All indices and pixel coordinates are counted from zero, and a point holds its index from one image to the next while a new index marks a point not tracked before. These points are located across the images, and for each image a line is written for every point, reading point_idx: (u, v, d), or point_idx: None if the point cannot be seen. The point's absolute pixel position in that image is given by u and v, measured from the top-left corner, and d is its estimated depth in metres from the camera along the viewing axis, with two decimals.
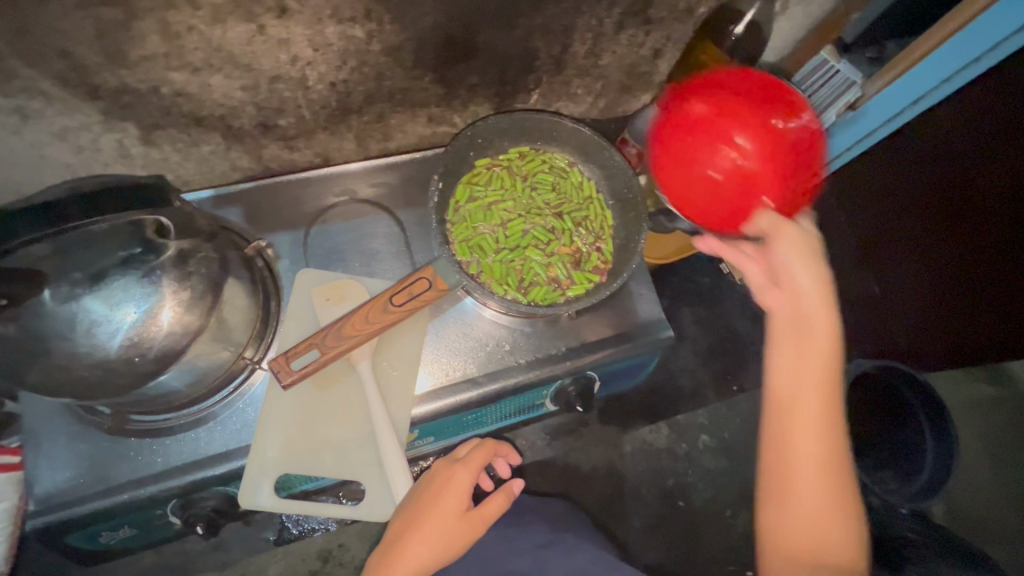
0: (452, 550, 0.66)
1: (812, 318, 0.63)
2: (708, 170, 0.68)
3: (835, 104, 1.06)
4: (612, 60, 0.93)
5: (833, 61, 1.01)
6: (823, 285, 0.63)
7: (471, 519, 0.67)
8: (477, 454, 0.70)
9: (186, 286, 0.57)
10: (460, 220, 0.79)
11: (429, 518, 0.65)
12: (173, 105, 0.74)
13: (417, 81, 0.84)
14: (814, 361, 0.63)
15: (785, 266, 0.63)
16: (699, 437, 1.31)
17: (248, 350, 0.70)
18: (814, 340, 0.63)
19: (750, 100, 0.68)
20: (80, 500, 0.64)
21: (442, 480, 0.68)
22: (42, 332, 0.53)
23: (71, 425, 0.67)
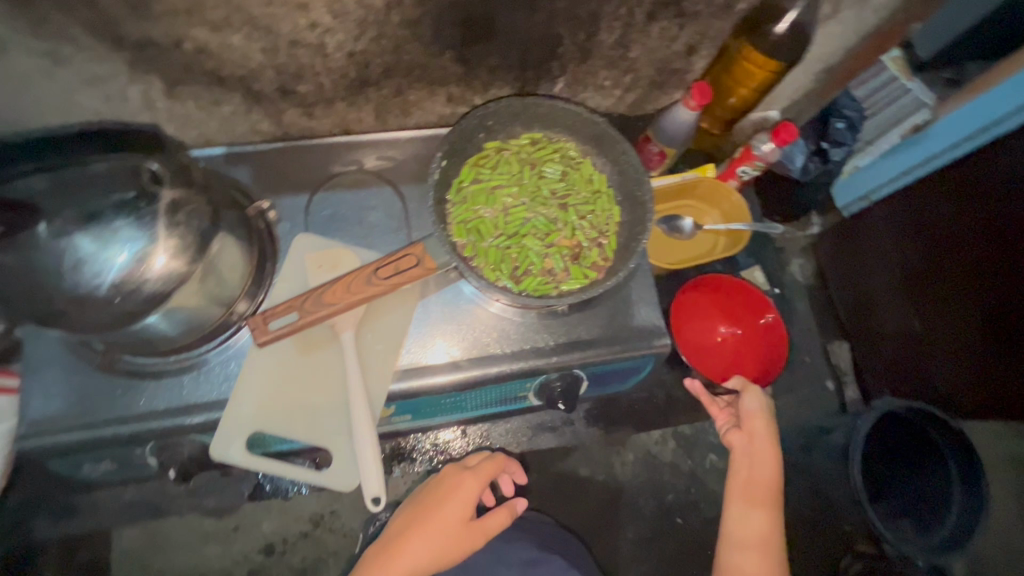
0: (450, 552, 0.73)
1: (761, 454, 0.87)
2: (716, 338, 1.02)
3: (898, 124, 1.12)
4: (642, 53, 0.89)
5: (903, 79, 1.09)
6: (771, 433, 0.88)
7: (472, 529, 0.74)
8: (486, 464, 0.79)
9: (175, 235, 0.60)
10: (461, 201, 0.78)
11: (435, 517, 0.74)
12: (194, 61, 0.76)
13: (437, 58, 0.83)
14: (762, 477, 0.86)
15: (748, 420, 0.89)
16: (705, 456, 1.27)
17: (240, 304, 0.71)
18: (763, 471, 0.87)
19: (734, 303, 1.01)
20: (64, 429, 0.67)
21: (452, 485, 0.77)
22: (37, 262, 0.57)
23: (66, 356, 0.70)
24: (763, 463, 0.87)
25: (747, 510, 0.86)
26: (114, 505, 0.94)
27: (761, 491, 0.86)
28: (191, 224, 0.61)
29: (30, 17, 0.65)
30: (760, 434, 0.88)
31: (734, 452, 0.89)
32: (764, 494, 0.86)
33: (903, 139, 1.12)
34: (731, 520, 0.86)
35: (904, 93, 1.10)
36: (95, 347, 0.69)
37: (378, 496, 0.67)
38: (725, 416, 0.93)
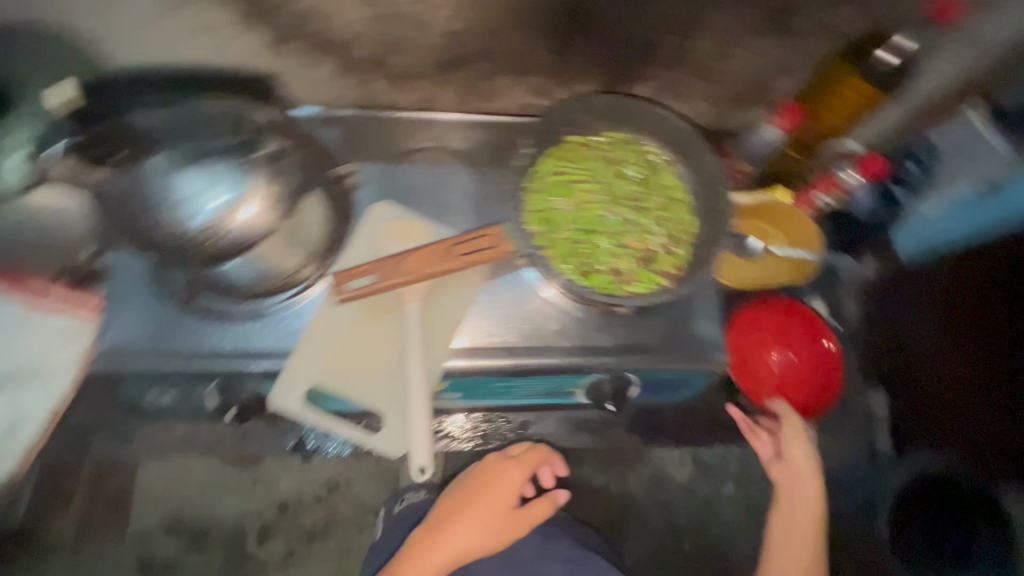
0: (494, 536, 0.75)
1: (803, 484, 0.91)
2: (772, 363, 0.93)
3: (971, 169, 0.92)
4: (735, 66, 0.88)
5: (980, 124, 0.89)
6: (812, 460, 0.91)
7: (516, 516, 0.76)
8: (530, 454, 0.81)
9: (269, 190, 0.73)
10: (541, 189, 0.77)
11: (479, 501, 0.77)
12: (301, 21, 0.77)
13: (531, 47, 0.84)
14: (804, 497, 0.91)
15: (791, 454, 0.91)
16: None
17: (309, 267, 0.72)
18: (804, 491, 0.91)
19: (795, 324, 0.95)
20: (140, 356, 0.70)
21: (497, 472, 0.79)
22: (156, 188, 0.72)
23: (146, 288, 0.72)
24: (804, 487, 0.91)
25: (786, 528, 0.91)
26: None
27: (802, 515, 0.90)
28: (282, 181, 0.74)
29: None
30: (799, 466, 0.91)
31: (777, 484, 0.93)
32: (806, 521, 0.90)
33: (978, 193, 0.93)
34: (776, 529, 0.92)
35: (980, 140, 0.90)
36: (176, 283, 0.72)
37: (425, 466, 0.68)
38: (766, 444, 0.95)
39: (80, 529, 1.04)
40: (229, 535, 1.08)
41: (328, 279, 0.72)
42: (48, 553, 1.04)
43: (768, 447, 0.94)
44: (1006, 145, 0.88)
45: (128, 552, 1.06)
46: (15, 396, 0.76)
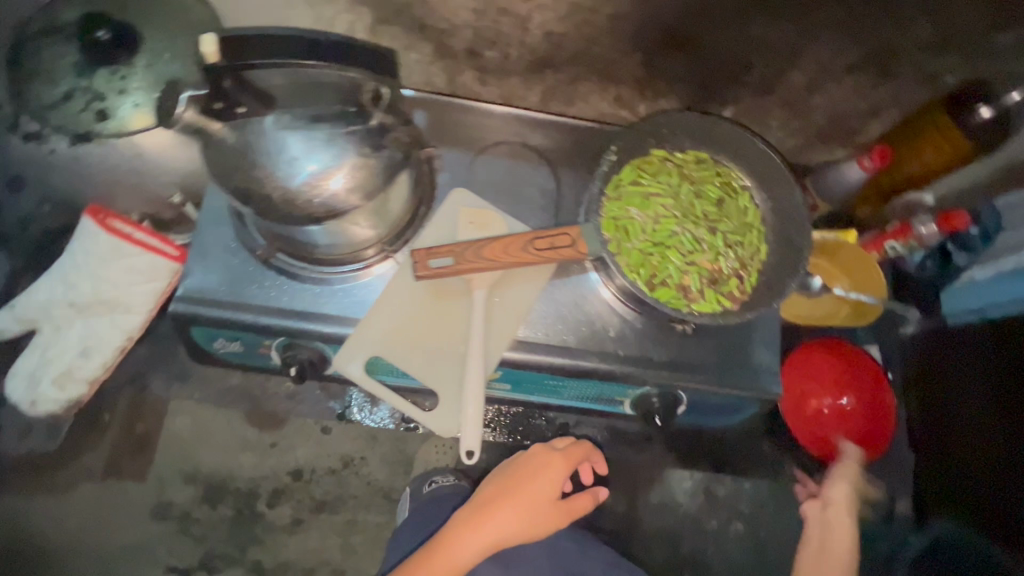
0: (535, 526, 0.75)
1: (838, 524, 0.85)
2: (821, 407, 0.93)
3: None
4: (822, 101, 0.88)
5: None
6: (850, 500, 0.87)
7: (560, 507, 0.77)
8: (574, 449, 0.82)
9: (368, 157, 0.63)
10: (617, 197, 0.79)
11: (523, 488, 0.77)
12: (408, 5, 0.79)
13: (624, 57, 0.84)
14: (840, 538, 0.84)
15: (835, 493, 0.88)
16: None
17: (371, 249, 0.75)
18: (839, 528, 0.85)
19: (852, 371, 0.94)
20: (215, 302, 0.73)
21: (543, 462, 0.80)
22: (253, 144, 0.62)
23: (230, 240, 0.75)
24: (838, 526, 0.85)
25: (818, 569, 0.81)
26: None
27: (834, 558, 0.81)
28: (386, 151, 0.64)
29: None
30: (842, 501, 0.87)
31: (809, 520, 0.89)
32: (840, 561, 0.81)
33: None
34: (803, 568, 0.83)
35: None
36: (257, 238, 0.74)
37: (473, 450, 0.69)
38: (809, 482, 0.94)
39: (106, 465, 1.06)
40: (241, 495, 1.07)
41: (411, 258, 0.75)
42: (69, 484, 1.05)
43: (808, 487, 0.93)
44: None
45: (144, 496, 1.05)
46: (89, 323, 0.82)
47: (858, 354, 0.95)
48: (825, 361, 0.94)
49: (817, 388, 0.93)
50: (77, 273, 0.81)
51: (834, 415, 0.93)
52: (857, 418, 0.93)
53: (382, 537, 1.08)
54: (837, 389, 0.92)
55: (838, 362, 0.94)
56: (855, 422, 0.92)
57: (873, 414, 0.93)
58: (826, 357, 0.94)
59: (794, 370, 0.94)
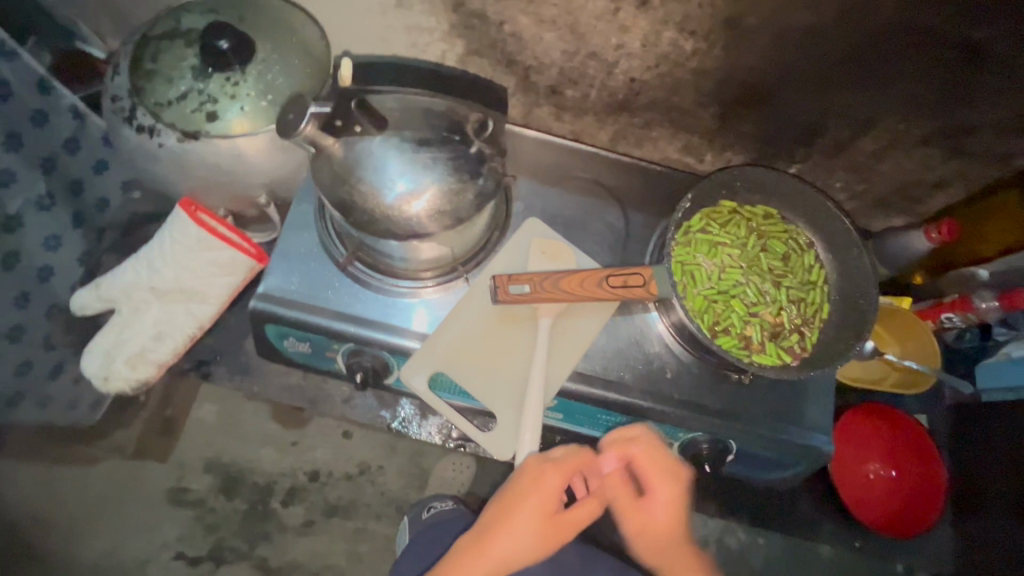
0: (536, 549, 0.67)
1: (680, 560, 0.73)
2: (866, 473, 0.95)
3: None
4: (891, 169, 0.89)
5: None
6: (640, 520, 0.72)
7: (560, 520, 0.68)
8: (572, 460, 0.68)
9: (460, 186, 0.67)
10: (687, 242, 0.81)
11: (517, 512, 0.67)
12: (502, 41, 0.83)
13: (700, 109, 0.87)
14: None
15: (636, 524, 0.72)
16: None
17: (428, 275, 0.78)
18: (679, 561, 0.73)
19: (904, 446, 0.95)
20: (293, 303, 0.76)
21: (533, 477, 0.68)
22: (353, 159, 0.66)
23: (315, 244, 0.79)
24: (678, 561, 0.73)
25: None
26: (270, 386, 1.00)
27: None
28: (479, 182, 0.68)
29: None
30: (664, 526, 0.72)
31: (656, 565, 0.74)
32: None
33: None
34: None
35: None
36: (340, 246, 0.78)
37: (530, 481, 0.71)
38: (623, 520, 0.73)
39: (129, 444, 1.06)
40: (258, 488, 1.08)
41: (487, 283, 0.78)
42: (95, 456, 1.07)
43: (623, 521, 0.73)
44: None
45: (164, 477, 1.08)
46: (167, 308, 0.89)
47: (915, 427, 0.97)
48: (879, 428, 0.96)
49: (865, 452, 0.95)
50: (161, 259, 0.87)
51: (877, 485, 0.95)
52: (900, 493, 0.94)
53: (391, 548, 1.08)
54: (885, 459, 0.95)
55: (892, 431, 0.96)
56: (897, 496, 0.94)
57: (918, 492, 0.94)
58: (882, 422, 0.96)
59: (849, 432, 0.96)
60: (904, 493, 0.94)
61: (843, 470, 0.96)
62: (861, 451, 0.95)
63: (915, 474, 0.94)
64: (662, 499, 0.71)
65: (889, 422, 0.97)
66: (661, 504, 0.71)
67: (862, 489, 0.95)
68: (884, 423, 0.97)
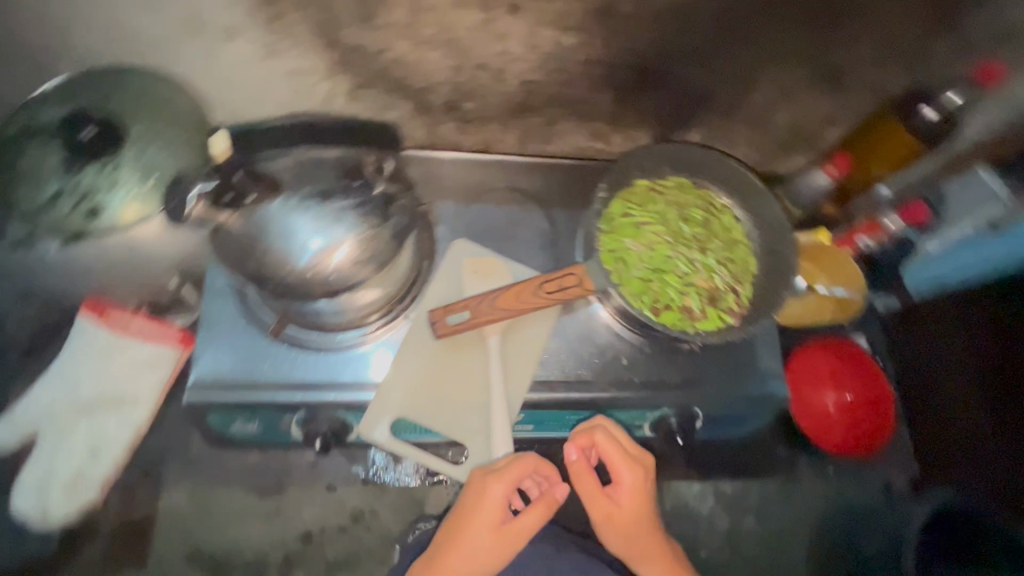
0: (491, 559, 0.68)
1: (642, 541, 0.75)
2: (825, 403, 1.00)
3: (973, 213, 0.95)
4: (784, 117, 0.93)
5: (982, 172, 0.94)
6: (607, 506, 0.75)
7: (507, 531, 0.68)
8: (513, 467, 0.69)
9: (371, 230, 0.65)
10: (612, 230, 0.82)
11: (467, 528, 0.68)
12: (387, 70, 0.80)
13: (597, 97, 0.88)
14: (649, 551, 0.75)
15: (602, 511, 0.75)
16: (757, 525, 1.12)
17: (374, 317, 0.75)
18: (639, 540, 0.75)
19: (852, 369, 1.00)
20: (229, 387, 0.72)
21: (477, 491, 0.69)
22: (260, 228, 0.64)
23: (238, 320, 0.75)
24: (639, 541, 0.75)
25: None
26: (231, 468, 0.98)
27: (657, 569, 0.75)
28: (395, 219, 0.66)
29: (269, 14, 0.72)
30: (628, 510, 0.75)
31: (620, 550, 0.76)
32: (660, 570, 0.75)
33: (982, 232, 0.95)
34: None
35: (977, 186, 0.95)
36: (266, 315, 0.74)
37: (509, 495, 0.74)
38: (596, 508, 0.76)
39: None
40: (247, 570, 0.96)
41: (426, 316, 0.76)
42: None
43: (594, 510, 0.76)
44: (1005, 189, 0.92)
45: None
46: (92, 424, 0.84)
47: (856, 349, 1.03)
48: (827, 356, 1.01)
49: (819, 384, 1.00)
50: (81, 374, 0.84)
51: (836, 412, 1.00)
52: (857, 415, 1.00)
53: None
54: (838, 386, 1.00)
55: (837, 358, 1.01)
56: (856, 418, 0.99)
57: (871, 409, 1.00)
58: (827, 350, 1.01)
59: (800, 365, 1.01)
60: (861, 413, 1.00)
61: (802, 404, 1.01)
62: (814, 382, 1.00)
63: (863, 394, 1.00)
64: (627, 484, 0.76)
65: (834, 349, 1.02)
66: (627, 489, 0.76)
67: (822, 420, 1.00)
68: (828, 351, 1.01)
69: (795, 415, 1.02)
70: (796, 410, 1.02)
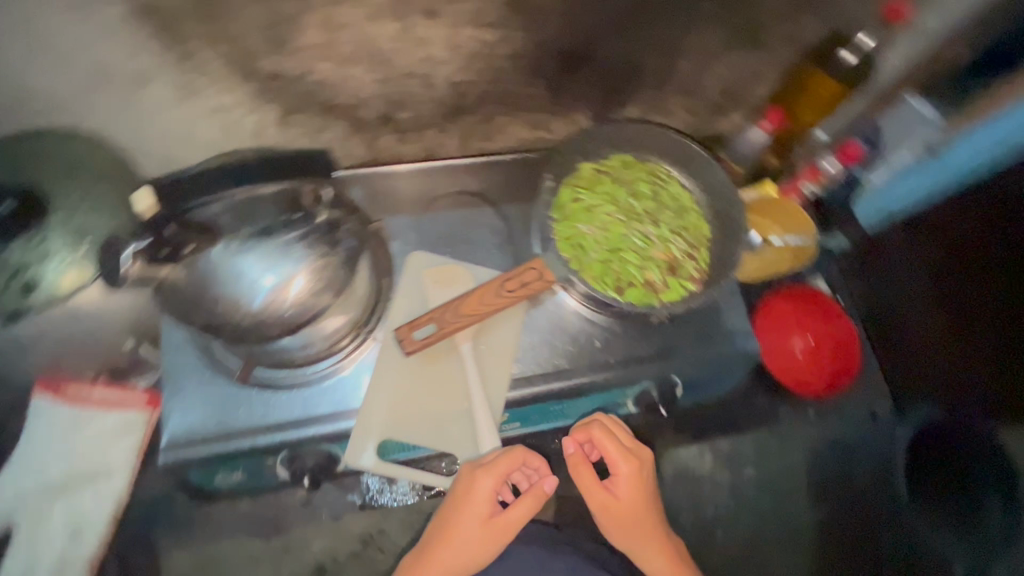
0: (482, 548, 0.73)
1: (636, 525, 0.80)
2: (792, 348, 1.03)
3: (906, 141, 0.98)
4: (713, 80, 0.94)
5: (910, 98, 0.95)
6: (604, 496, 0.80)
7: (496, 522, 0.72)
8: (500, 463, 0.70)
9: (321, 259, 0.64)
10: (564, 217, 0.83)
11: (458, 521, 0.72)
12: (313, 93, 0.79)
13: (529, 87, 0.87)
14: (643, 532, 0.81)
15: (599, 500, 0.80)
16: (747, 471, 1.17)
17: (348, 335, 0.74)
18: (634, 524, 0.80)
19: (813, 311, 1.04)
20: (203, 441, 0.70)
21: (466, 488, 0.72)
22: (207, 277, 0.62)
23: (201, 372, 0.73)
24: (634, 526, 0.80)
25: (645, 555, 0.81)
26: (224, 521, 0.96)
27: (651, 548, 0.81)
28: (345, 242, 0.66)
29: (179, 54, 0.70)
30: (624, 500, 0.80)
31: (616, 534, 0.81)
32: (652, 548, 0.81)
33: (919, 158, 0.99)
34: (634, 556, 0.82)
35: (908, 112, 0.97)
36: (229, 361, 0.72)
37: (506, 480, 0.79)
38: (593, 498, 0.80)
39: None
40: None
41: (392, 335, 0.76)
42: None
43: (591, 499, 0.80)
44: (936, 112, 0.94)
45: None
46: (70, 503, 0.83)
47: (813, 291, 1.07)
48: (786, 302, 1.05)
49: (785, 331, 1.03)
50: (50, 453, 0.83)
51: (805, 355, 1.03)
52: (823, 355, 1.04)
53: None
54: (803, 329, 1.03)
55: (797, 302, 1.05)
56: (824, 357, 1.03)
57: (836, 347, 1.04)
58: (787, 296, 1.05)
59: (763, 313, 1.05)
60: (828, 352, 1.03)
61: (772, 350, 1.04)
62: (779, 329, 1.03)
63: (826, 333, 1.03)
64: (624, 476, 0.79)
65: (792, 295, 1.06)
66: (624, 481, 0.79)
67: (794, 366, 1.04)
68: (786, 297, 1.05)
69: (767, 365, 1.06)
70: (769, 357, 1.04)
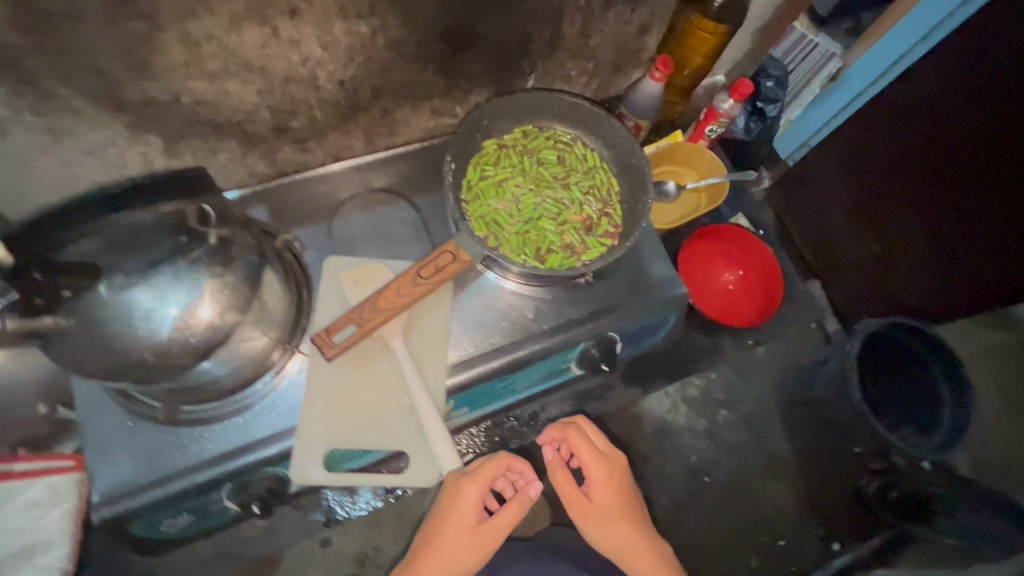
0: (469, 559, 0.72)
1: (621, 532, 0.77)
2: (722, 284, 1.11)
3: (816, 75, 1.09)
4: (601, 39, 0.95)
5: (810, 35, 1.04)
6: (584, 500, 0.78)
7: (483, 528, 0.72)
8: (484, 470, 0.70)
9: (224, 277, 0.62)
10: (474, 197, 0.83)
11: (444, 530, 0.71)
12: (193, 114, 0.76)
13: (421, 74, 0.86)
14: (628, 536, 0.77)
15: (579, 505, 0.78)
16: (717, 413, 1.22)
17: (276, 351, 0.73)
18: (619, 529, 0.77)
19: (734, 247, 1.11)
20: (137, 491, 0.67)
21: (451, 497, 0.71)
22: (101, 319, 0.58)
23: (124, 420, 0.70)
24: (618, 532, 0.77)
25: (634, 559, 0.77)
26: (200, 564, 0.94)
27: (637, 553, 0.77)
28: (245, 260, 0.64)
29: (33, 95, 0.65)
30: (606, 505, 0.77)
31: (601, 542, 0.78)
32: (636, 552, 0.77)
33: (824, 88, 1.10)
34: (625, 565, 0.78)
35: (813, 48, 1.06)
36: (151, 404, 0.70)
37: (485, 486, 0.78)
38: (574, 504, 0.78)
39: None
40: None
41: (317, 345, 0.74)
42: None
43: (573, 505, 0.78)
44: (836, 43, 1.04)
45: None
46: None
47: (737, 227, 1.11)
48: (713, 244, 1.12)
49: (712, 269, 1.11)
50: None
51: (732, 289, 1.11)
52: (750, 287, 1.10)
53: None
54: (727, 266, 1.11)
55: (722, 241, 1.11)
56: (752, 291, 1.09)
57: (763, 276, 1.08)
58: (713, 237, 1.11)
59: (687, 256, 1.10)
60: (755, 284, 1.09)
61: (696, 288, 1.09)
62: (704, 268, 1.10)
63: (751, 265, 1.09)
64: (600, 479, 0.77)
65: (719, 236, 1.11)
66: (598, 486, 0.77)
67: (726, 301, 1.11)
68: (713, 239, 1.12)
69: (696, 302, 1.09)
70: (693, 295, 1.09)
